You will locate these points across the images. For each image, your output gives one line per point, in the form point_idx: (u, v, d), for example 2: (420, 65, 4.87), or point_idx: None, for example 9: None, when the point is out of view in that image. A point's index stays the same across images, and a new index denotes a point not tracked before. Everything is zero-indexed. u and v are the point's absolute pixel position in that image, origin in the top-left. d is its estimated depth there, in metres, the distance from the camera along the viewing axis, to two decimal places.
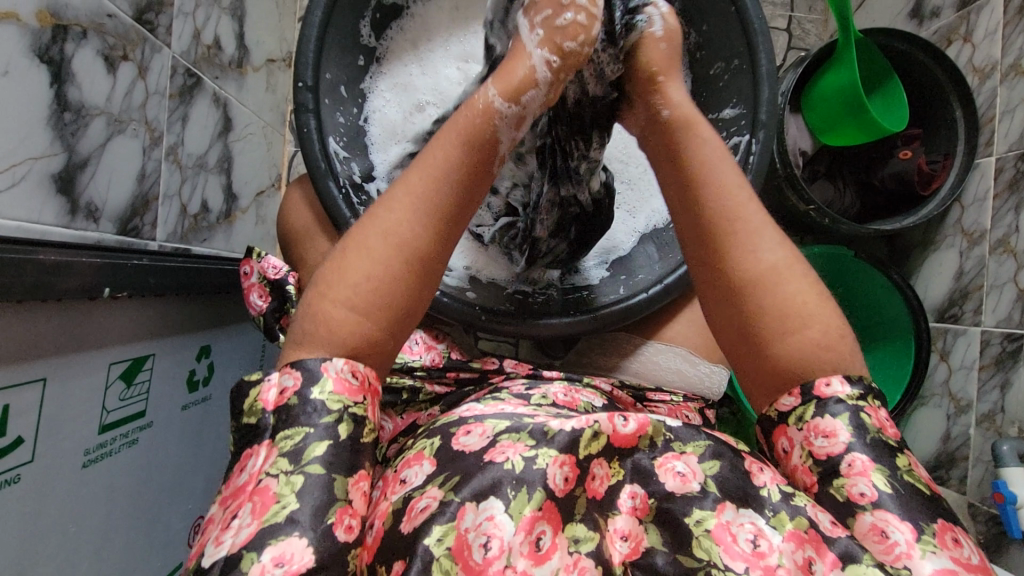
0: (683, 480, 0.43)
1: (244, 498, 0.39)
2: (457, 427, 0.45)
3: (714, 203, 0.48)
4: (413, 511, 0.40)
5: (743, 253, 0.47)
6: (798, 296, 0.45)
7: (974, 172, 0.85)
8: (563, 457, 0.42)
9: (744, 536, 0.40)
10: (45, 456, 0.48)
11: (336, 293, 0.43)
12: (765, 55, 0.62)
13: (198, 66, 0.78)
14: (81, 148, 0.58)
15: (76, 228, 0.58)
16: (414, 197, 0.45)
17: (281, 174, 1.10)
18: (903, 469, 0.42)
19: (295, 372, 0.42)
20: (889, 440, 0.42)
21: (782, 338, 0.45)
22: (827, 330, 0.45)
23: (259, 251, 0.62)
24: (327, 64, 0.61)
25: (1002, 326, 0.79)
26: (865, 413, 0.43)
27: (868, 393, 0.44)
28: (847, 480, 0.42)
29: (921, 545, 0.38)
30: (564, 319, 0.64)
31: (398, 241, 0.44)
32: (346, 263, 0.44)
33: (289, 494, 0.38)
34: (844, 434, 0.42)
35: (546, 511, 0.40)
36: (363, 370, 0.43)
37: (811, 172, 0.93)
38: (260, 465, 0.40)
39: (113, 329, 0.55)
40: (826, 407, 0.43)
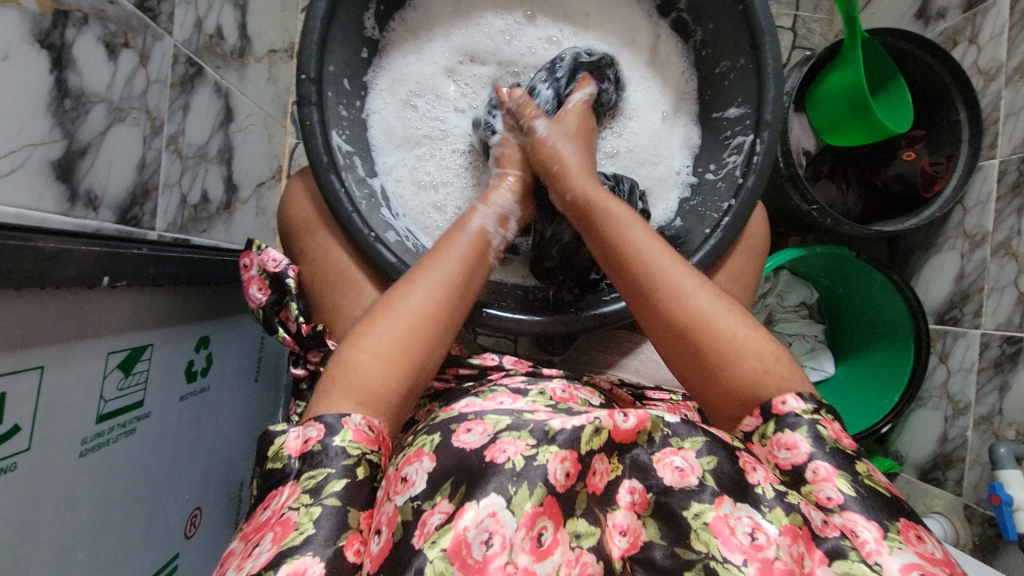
0: (682, 474, 0.42)
1: (267, 528, 0.41)
2: (458, 423, 0.45)
3: (635, 259, 0.53)
4: (426, 526, 0.39)
5: (681, 299, 0.51)
6: (736, 332, 0.49)
7: (977, 174, 0.84)
8: (564, 453, 0.42)
9: (742, 529, 0.39)
10: (42, 444, 0.48)
11: (383, 335, 0.49)
12: (771, 54, 0.61)
13: (200, 55, 0.78)
14: (80, 136, 0.57)
15: (76, 216, 0.58)
16: (455, 256, 0.54)
17: (281, 166, 1.10)
18: (863, 474, 0.44)
19: (319, 424, 0.45)
20: (845, 448, 0.45)
21: (726, 370, 0.49)
22: (767, 357, 0.49)
23: (259, 243, 0.61)
24: (330, 56, 0.61)
25: (1002, 329, 0.79)
26: (821, 425, 0.45)
27: (821, 407, 0.47)
28: (814, 487, 0.43)
29: (889, 542, 0.39)
30: (564, 314, 0.63)
31: (441, 289, 0.52)
32: (394, 305, 0.50)
33: (308, 523, 0.40)
34: (805, 445, 0.44)
35: (547, 507, 0.40)
36: (378, 424, 0.46)
37: (814, 171, 0.92)
38: (282, 502, 0.42)
39: (112, 319, 0.55)
40: (785, 421, 0.46)
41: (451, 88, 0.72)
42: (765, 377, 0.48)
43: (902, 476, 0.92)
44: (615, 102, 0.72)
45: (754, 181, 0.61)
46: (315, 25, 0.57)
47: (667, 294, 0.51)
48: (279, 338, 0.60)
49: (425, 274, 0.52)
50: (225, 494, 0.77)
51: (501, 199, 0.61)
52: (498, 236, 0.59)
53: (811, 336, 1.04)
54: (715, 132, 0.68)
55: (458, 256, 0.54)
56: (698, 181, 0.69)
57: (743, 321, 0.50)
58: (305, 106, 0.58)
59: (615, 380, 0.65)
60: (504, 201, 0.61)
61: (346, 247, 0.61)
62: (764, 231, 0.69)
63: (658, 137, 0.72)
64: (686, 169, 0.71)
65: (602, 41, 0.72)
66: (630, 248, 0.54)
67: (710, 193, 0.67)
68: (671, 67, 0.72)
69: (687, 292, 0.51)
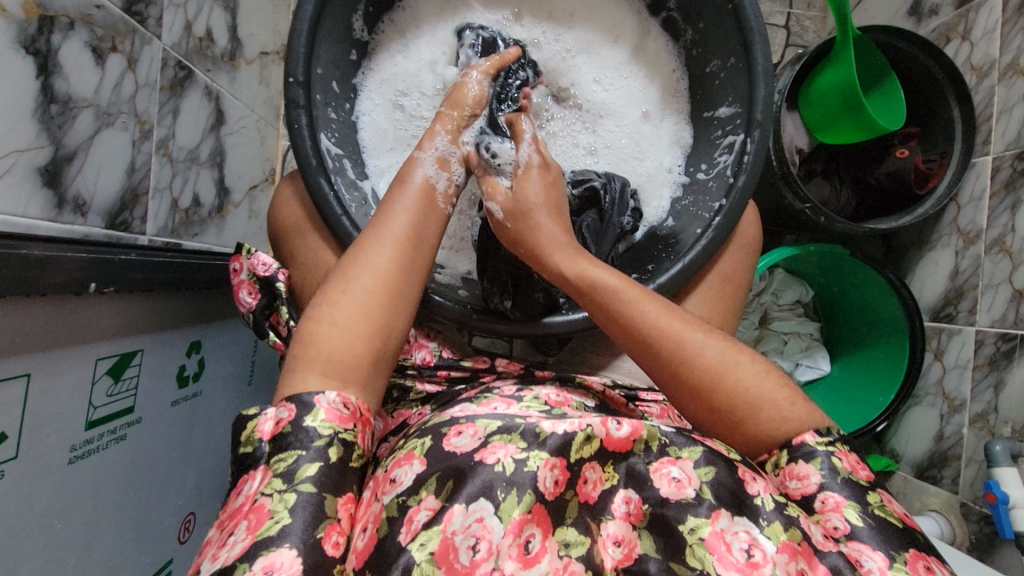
0: (679, 486, 0.42)
1: (241, 516, 0.40)
2: (448, 427, 0.45)
3: (636, 329, 0.51)
4: (412, 523, 0.39)
5: (689, 356, 0.49)
6: (750, 381, 0.48)
7: (970, 171, 0.84)
8: (554, 459, 0.42)
9: (738, 546, 0.39)
10: (31, 451, 0.48)
11: (338, 301, 0.48)
12: (761, 52, 0.60)
13: (190, 59, 0.77)
14: (68, 141, 0.57)
15: (64, 222, 0.57)
16: (405, 211, 0.55)
17: (274, 169, 1.10)
18: (875, 504, 0.43)
19: (291, 404, 0.44)
20: (860, 480, 0.44)
21: (748, 423, 0.47)
22: (783, 403, 0.47)
23: (249, 247, 0.61)
24: (318, 58, 0.61)
25: (997, 326, 0.79)
26: (836, 457, 0.45)
27: (837, 438, 0.46)
28: (822, 517, 0.43)
29: (894, 572, 0.39)
30: (557, 316, 0.62)
31: (391, 245, 0.52)
32: (348, 272, 0.49)
33: (283, 511, 0.39)
34: (816, 476, 0.44)
35: (535, 513, 0.40)
36: (354, 401, 0.46)
37: (807, 169, 0.93)
38: (256, 488, 0.42)
39: (100, 325, 0.54)
40: (799, 451, 0.46)
41: (432, 82, 0.70)
42: (786, 422, 0.47)
43: (898, 475, 0.92)
44: (601, 97, 0.72)
45: (745, 180, 0.61)
46: (302, 28, 0.57)
47: (676, 365, 0.49)
48: (270, 342, 0.60)
49: (370, 234, 0.52)
50: (218, 499, 0.77)
51: (441, 142, 0.60)
52: (443, 179, 0.59)
53: (805, 335, 1.03)
54: (706, 131, 0.68)
55: (401, 210, 0.54)
56: (689, 181, 0.69)
57: (753, 372, 0.48)
58: (293, 109, 0.58)
59: (608, 382, 0.64)
60: (441, 145, 0.60)
61: (334, 249, 0.61)
62: (756, 230, 0.69)
63: (642, 135, 0.72)
64: (677, 168, 0.71)
65: (586, 39, 0.72)
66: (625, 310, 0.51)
67: (701, 193, 0.66)
68: (659, 65, 0.72)
69: (693, 347, 0.49)
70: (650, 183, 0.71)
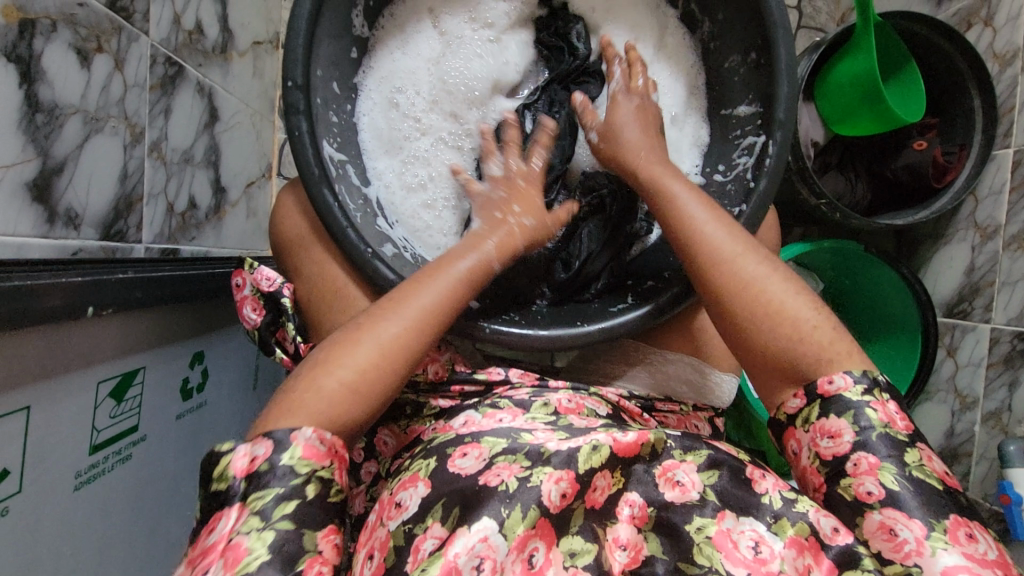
0: (683, 490, 0.45)
1: (214, 556, 0.38)
2: (453, 448, 0.46)
3: (684, 235, 0.51)
4: (419, 552, 0.40)
5: (719, 264, 0.49)
6: (774, 296, 0.47)
7: (990, 163, 0.82)
8: (559, 473, 0.43)
9: (745, 544, 0.42)
10: (37, 482, 0.46)
11: (352, 354, 0.45)
12: (784, 49, 0.57)
13: (179, 54, 0.74)
14: (56, 152, 0.54)
15: (56, 238, 0.55)
16: (442, 278, 0.51)
17: (270, 164, 1.07)
18: (912, 465, 0.41)
19: (267, 441, 0.41)
20: (897, 434, 0.42)
21: (771, 340, 0.46)
22: (807, 323, 0.46)
23: (252, 260, 0.59)
24: (318, 59, 0.57)
25: (1013, 324, 0.78)
26: (871, 408, 0.43)
27: (874, 386, 0.44)
28: (854, 480, 0.42)
29: (931, 542, 0.38)
30: (571, 329, 0.59)
31: (421, 311, 0.48)
32: (371, 330, 0.46)
33: (261, 550, 0.37)
34: (849, 433, 0.42)
35: (539, 528, 0.41)
36: (331, 437, 0.43)
37: (822, 162, 0.89)
38: (231, 525, 0.39)
39: (101, 349, 0.51)
40: (832, 404, 0.43)
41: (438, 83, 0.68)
42: (806, 345, 0.45)
43: None
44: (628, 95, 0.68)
45: (766, 184, 0.58)
46: (301, 27, 0.54)
47: (715, 264, 0.49)
48: (277, 359, 0.58)
49: (401, 296, 0.49)
50: None
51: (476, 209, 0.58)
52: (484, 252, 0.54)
53: None
54: (724, 129, 0.66)
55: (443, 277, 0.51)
56: (706, 182, 0.67)
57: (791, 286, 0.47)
58: (293, 114, 0.55)
59: (624, 391, 0.62)
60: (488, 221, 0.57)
61: (341, 264, 0.58)
62: (776, 236, 0.66)
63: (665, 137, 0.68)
64: (696, 169, 0.68)
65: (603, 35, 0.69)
66: (681, 221, 0.52)
67: (718, 195, 0.64)
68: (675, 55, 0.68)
69: (730, 256, 0.49)
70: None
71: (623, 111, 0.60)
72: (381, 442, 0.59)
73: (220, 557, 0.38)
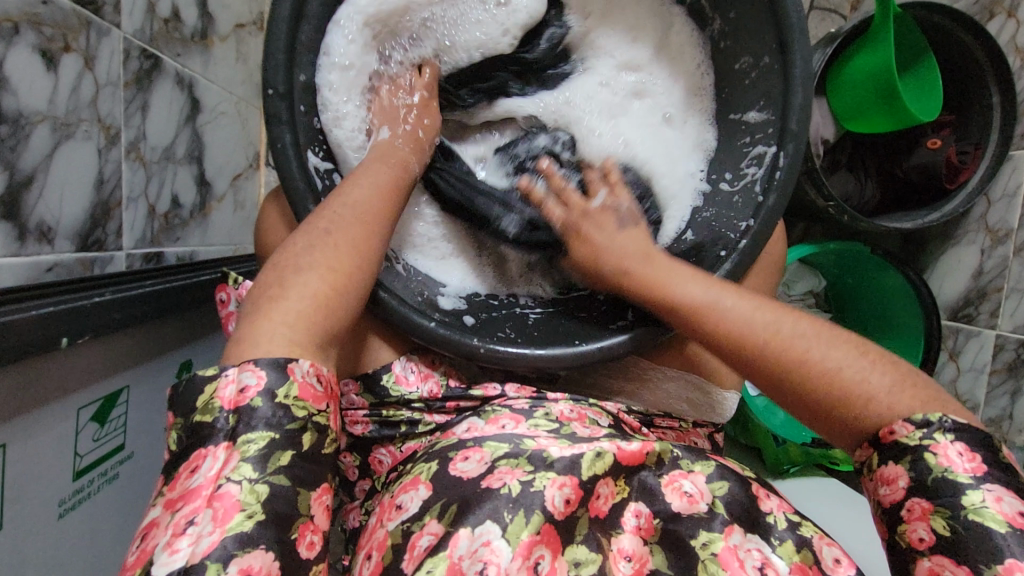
0: (691, 501, 0.45)
1: (199, 503, 0.35)
2: (456, 451, 0.46)
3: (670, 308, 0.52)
4: (416, 548, 0.40)
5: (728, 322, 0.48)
6: (802, 348, 0.45)
7: (1005, 164, 0.79)
8: (563, 478, 0.42)
9: (751, 563, 0.42)
10: (18, 516, 0.45)
11: (300, 255, 0.44)
12: (802, 55, 0.54)
13: (156, 45, 0.69)
14: (23, 164, 0.51)
15: (28, 255, 0.52)
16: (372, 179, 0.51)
17: (258, 153, 1.02)
18: (969, 507, 0.37)
19: (258, 370, 0.38)
20: (959, 477, 0.38)
21: (820, 390, 0.44)
22: (850, 366, 0.43)
23: (235, 275, 0.56)
24: (302, 62, 0.54)
25: (1019, 332, 0.77)
26: (929, 452, 0.39)
27: (936, 426, 0.39)
28: (906, 526, 0.39)
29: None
30: (570, 349, 0.56)
31: (358, 209, 0.49)
32: (317, 225, 0.46)
33: (255, 505, 0.35)
34: (903, 478, 0.39)
35: (545, 534, 0.41)
36: (325, 374, 0.41)
37: (831, 160, 0.86)
38: (218, 469, 0.36)
39: (80, 374, 0.49)
40: (887, 452, 0.41)
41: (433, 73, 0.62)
42: (854, 391, 0.43)
43: None
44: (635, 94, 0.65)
45: (775, 200, 0.56)
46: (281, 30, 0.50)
47: (725, 321, 0.48)
48: None
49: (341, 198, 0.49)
50: None
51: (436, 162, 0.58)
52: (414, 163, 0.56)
53: None
54: (731, 136, 0.62)
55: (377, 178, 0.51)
56: (711, 190, 0.64)
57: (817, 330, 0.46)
58: (276, 125, 0.52)
59: (622, 405, 0.60)
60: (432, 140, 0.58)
61: None
62: (781, 252, 0.64)
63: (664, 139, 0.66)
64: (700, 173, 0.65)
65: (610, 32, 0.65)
66: (698, 316, 0.50)
67: (724, 207, 0.61)
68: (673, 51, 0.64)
69: (733, 313, 0.48)
70: (671, 180, 0.66)
71: (613, 217, 0.57)
72: (377, 461, 0.57)
73: (206, 505, 0.35)
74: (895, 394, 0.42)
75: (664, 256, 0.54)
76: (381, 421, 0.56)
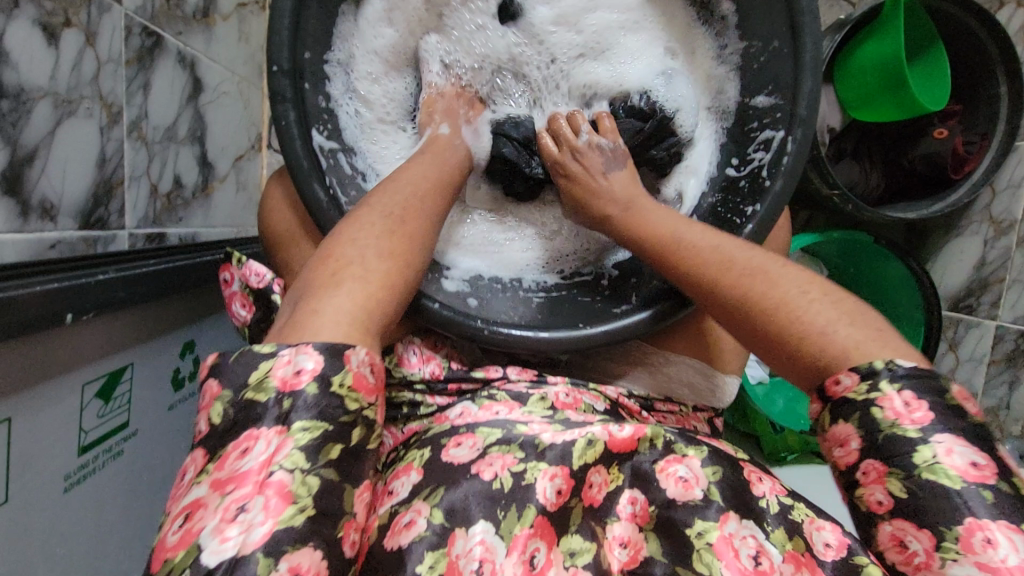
0: (686, 487, 0.44)
1: (250, 489, 0.33)
2: (447, 438, 0.47)
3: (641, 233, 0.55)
4: (398, 526, 0.42)
5: (689, 251, 0.51)
6: (766, 284, 0.46)
7: (1012, 154, 0.79)
8: (553, 470, 0.44)
9: (746, 552, 0.41)
10: (24, 491, 0.45)
11: (360, 216, 0.46)
12: (812, 40, 0.54)
13: (157, 22, 0.68)
14: (25, 139, 0.51)
15: (31, 231, 0.52)
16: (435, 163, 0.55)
17: (260, 135, 1.02)
18: (923, 465, 0.36)
19: (321, 355, 0.36)
20: (907, 432, 0.37)
21: (779, 324, 0.44)
22: (812, 303, 0.44)
23: (240, 255, 0.56)
24: (305, 40, 0.53)
25: (1019, 323, 0.77)
26: (877, 409, 0.38)
27: (883, 379, 0.39)
28: (864, 490, 0.38)
29: (941, 554, 0.34)
30: (572, 331, 0.57)
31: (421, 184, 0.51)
32: (381, 188, 0.49)
33: (308, 497, 0.34)
34: (857, 441, 0.39)
35: (539, 527, 0.42)
36: (379, 362, 0.39)
37: (837, 149, 0.84)
38: (271, 455, 0.34)
39: (85, 350, 0.50)
40: (838, 408, 0.40)
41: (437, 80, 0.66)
42: (807, 328, 0.43)
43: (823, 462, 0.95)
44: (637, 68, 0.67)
45: (783, 184, 0.56)
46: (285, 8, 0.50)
47: (696, 247, 0.51)
48: None
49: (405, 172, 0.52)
50: None
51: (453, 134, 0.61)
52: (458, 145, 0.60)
53: None
54: (739, 121, 0.62)
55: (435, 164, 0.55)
56: (718, 175, 0.64)
57: (788, 271, 0.47)
58: (279, 103, 0.52)
59: (623, 389, 0.60)
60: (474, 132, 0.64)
61: None
62: (786, 236, 0.64)
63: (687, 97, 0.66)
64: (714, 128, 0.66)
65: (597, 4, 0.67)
66: (667, 246, 0.53)
67: (731, 192, 0.61)
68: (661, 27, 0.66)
69: (706, 242, 0.51)
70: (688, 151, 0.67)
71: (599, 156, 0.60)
72: (379, 443, 0.56)
73: (257, 492, 0.33)
74: (848, 332, 0.42)
75: (647, 197, 0.58)
76: (382, 402, 0.57)
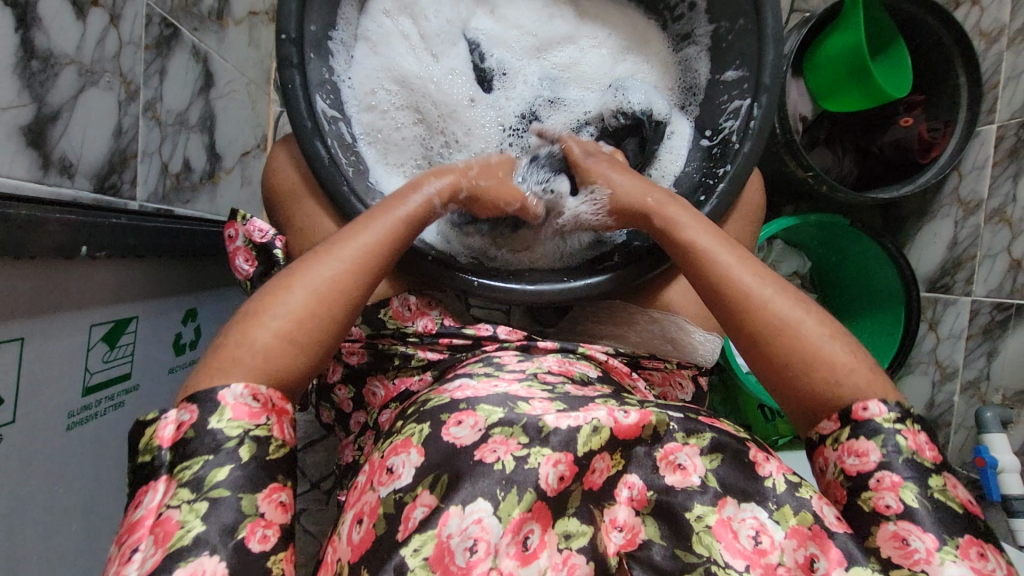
0: (684, 474, 0.40)
1: (143, 532, 0.37)
2: (447, 414, 0.41)
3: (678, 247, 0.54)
4: (409, 521, 0.36)
5: (725, 275, 0.50)
6: (791, 321, 0.47)
7: (974, 140, 0.84)
8: (557, 455, 0.38)
9: (745, 533, 0.38)
10: (29, 416, 0.47)
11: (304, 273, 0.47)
12: (772, 15, 0.59)
13: (175, 15, 0.74)
14: (51, 100, 0.55)
15: (50, 184, 0.56)
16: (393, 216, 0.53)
17: (266, 136, 1.07)
18: (936, 488, 0.40)
19: (192, 406, 0.40)
20: (924, 461, 0.41)
21: (792, 358, 0.46)
22: (829, 346, 0.46)
23: (244, 213, 0.59)
24: (311, 16, 0.58)
25: (992, 296, 0.80)
26: (902, 436, 0.42)
27: (907, 417, 0.43)
28: (874, 493, 0.41)
29: (941, 554, 0.37)
30: (556, 285, 0.62)
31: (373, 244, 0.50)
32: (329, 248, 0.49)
33: (195, 518, 0.37)
34: (877, 454, 0.42)
35: (535, 511, 0.37)
36: (264, 392, 0.42)
37: (811, 138, 0.90)
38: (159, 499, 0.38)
39: (94, 292, 0.52)
40: (864, 428, 0.43)
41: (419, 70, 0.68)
42: (818, 365, 0.45)
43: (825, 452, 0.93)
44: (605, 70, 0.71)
45: (751, 146, 0.60)
46: None
47: (733, 273, 0.50)
48: None
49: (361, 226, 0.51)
50: None
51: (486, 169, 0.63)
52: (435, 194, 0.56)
53: None
54: (711, 95, 0.67)
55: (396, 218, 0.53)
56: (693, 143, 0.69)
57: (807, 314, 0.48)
58: (286, 68, 0.56)
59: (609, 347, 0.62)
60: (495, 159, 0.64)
61: (332, 215, 0.59)
62: (761, 199, 0.67)
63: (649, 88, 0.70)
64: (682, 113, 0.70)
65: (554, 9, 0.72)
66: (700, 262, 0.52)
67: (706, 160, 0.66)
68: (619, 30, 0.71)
69: (740, 272, 0.50)
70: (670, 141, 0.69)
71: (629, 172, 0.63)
72: (371, 394, 0.59)
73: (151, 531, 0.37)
74: (856, 379, 0.45)
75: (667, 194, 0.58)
76: (375, 353, 0.59)
